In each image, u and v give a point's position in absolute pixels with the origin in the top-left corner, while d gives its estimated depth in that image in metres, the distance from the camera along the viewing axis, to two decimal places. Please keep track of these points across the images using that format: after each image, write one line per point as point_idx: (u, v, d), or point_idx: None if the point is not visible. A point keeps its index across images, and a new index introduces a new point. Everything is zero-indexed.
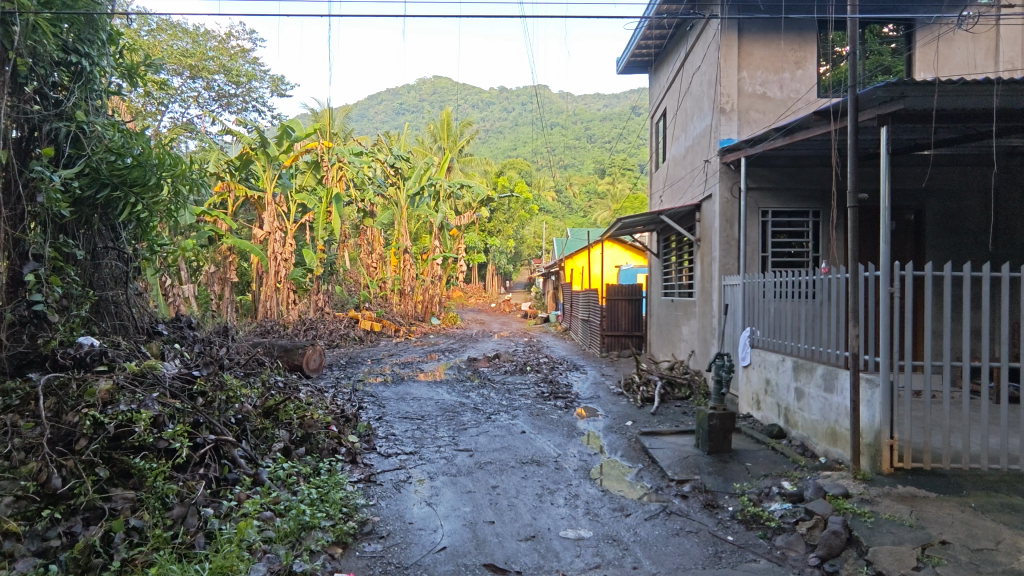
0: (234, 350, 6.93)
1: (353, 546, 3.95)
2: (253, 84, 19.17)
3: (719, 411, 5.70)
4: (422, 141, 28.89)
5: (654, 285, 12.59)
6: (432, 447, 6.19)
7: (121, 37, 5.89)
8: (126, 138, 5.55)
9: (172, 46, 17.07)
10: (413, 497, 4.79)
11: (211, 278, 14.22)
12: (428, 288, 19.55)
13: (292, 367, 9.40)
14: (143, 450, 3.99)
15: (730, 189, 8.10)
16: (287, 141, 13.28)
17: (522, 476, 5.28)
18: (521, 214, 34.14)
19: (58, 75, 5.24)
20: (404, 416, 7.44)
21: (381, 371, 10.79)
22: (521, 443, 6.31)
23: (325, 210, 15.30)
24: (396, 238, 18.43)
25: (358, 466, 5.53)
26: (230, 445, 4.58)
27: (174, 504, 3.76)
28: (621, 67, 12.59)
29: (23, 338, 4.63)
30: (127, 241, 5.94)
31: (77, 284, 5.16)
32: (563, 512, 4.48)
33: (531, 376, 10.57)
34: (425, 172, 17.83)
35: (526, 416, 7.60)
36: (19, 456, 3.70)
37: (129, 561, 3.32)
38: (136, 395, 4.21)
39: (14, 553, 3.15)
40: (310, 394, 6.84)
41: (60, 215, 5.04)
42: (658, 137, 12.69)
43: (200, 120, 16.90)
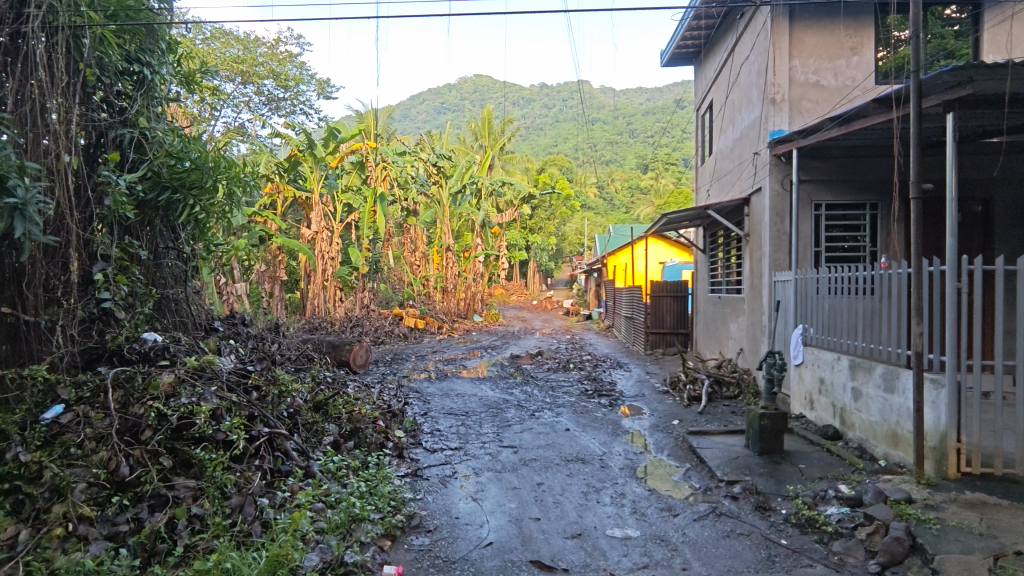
0: (285, 346, 7.14)
1: (401, 539, 4.01)
2: (301, 88, 19.68)
3: (770, 410, 5.53)
4: (463, 140, 29.12)
5: (700, 281, 12.34)
6: (477, 443, 6.23)
7: (181, 46, 6.17)
8: (184, 143, 5.83)
9: (224, 53, 17.68)
10: (459, 492, 4.83)
11: (262, 277, 14.69)
12: (470, 286, 19.73)
13: (340, 363, 9.65)
14: (203, 441, 4.17)
15: (781, 181, 7.84)
16: (334, 142, 13.58)
17: (568, 474, 5.26)
18: (562, 211, 34.03)
19: (122, 84, 5.52)
20: (449, 413, 7.52)
21: (425, 368, 10.93)
22: (565, 441, 6.27)
23: (370, 210, 15.81)
24: (438, 236, 18.68)
25: (405, 460, 5.62)
26: (283, 438, 4.73)
27: (232, 493, 3.92)
28: (665, 58, 12.38)
29: (93, 334, 4.86)
30: (186, 241, 6.24)
31: (141, 282, 5.38)
32: (609, 511, 4.44)
33: (574, 374, 10.51)
34: (467, 170, 17.96)
35: (570, 414, 7.56)
36: (90, 445, 3.86)
37: (192, 547, 3.50)
38: (195, 389, 4.44)
39: (88, 536, 3.38)
40: (358, 390, 6.99)
41: (124, 217, 5.31)
42: (704, 130, 12.39)
43: (251, 124, 17.48)
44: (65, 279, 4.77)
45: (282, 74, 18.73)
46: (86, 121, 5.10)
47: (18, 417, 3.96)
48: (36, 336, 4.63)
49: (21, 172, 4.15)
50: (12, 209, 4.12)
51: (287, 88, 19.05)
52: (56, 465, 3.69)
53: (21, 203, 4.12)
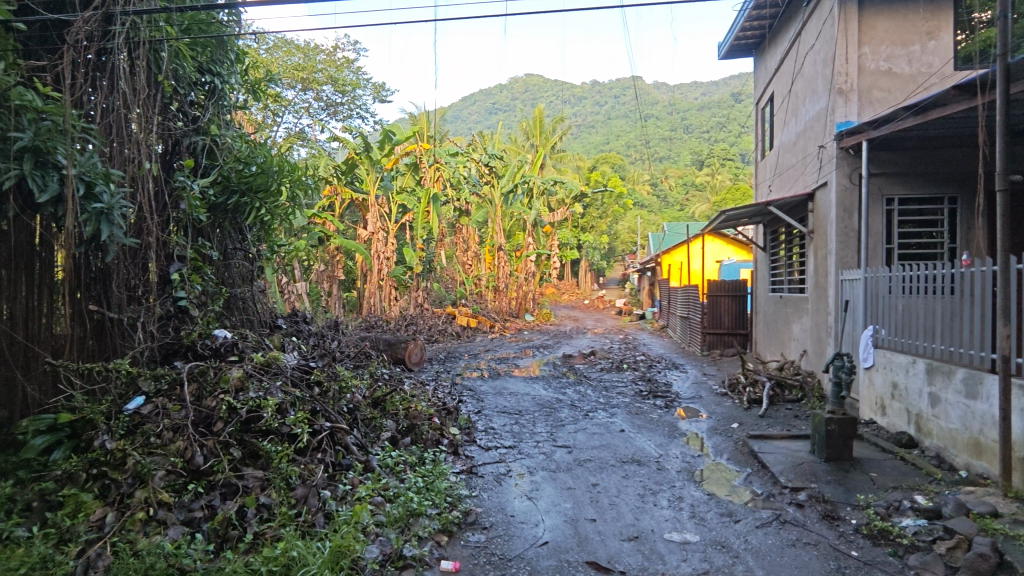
0: (344, 343, 7.37)
1: (458, 535, 4.06)
2: (357, 92, 20.22)
3: (838, 415, 5.27)
4: (514, 140, 29.19)
5: (760, 281, 11.93)
6: (531, 442, 6.24)
7: (247, 56, 6.48)
8: (251, 148, 6.19)
9: (287, 61, 18.41)
10: (514, 491, 4.85)
11: (321, 276, 15.17)
12: (522, 285, 19.76)
13: (396, 361, 9.87)
14: (270, 433, 4.36)
15: (849, 175, 7.47)
16: (389, 144, 13.89)
17: (623, 475, 5.19)
18: (614, 209, 33.60)
19: (195, 95, 5.89)
20: (502, 411, 7.56)
21: (478, 366, 11.03)
22: (620, 442, 6.20)
23: (424, 210, 16.10)
24: (490, 236, 18.85)
25: (460, 457, 5.69)
26: (343, 432, 4.87)
27: (297, 485, 4.07)
28: (723, 51, 12.07)
29: (169, 330, 5.19)
30: (252, 242, 6.57)
31: (212, 282, 5.76)
32: (667, 514, 4.36)
33: (628, 374, 10.37)
34: (518, 170, 18.04)
35: (624, 414, 7.47)
36: (168, 435, 4.07)
37: (260, 535, 3.66)
38: (262, 383, 4.66)
39: (167, 521, 3.59)
40: (414, 387, 7.13)
41: (197, 220, 5.66)
42: (764, 123, 11.96)
43: (311, 129, 18.12)
44: (145, 279, 5.08)
45: (340, 80, 19.33)
46: (164, 131, 5.42)
47: (104, 407, 4.24)
48: (120, 332, 4.99)
49: (106, 180, 4.47)
50: (99, 213, 4.45)
51: (345, 93, 19.64)
52: (137, 452, 3.92)
53: (108, 207, 4.46)
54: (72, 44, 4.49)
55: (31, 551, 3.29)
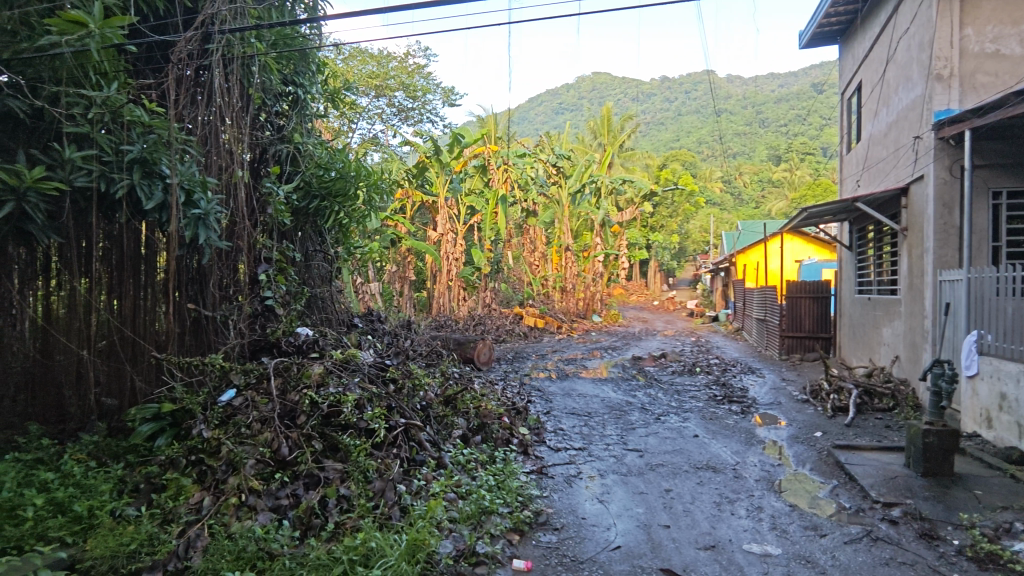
0: (417, 342, 7.59)
1: (529, 534, 4.09)
2: (428, 98, 20.73)
3: (937, 426, 4.89)
4: (582, 140, 28.97)
5: (845, 281, 11.25)
6: (601, 444, 6.18)
7: (327, 66, 6.81)
8: (330, 154, 6.56)
9: (361, 69, 19.13)
10: (585, 493, 4.82)
11: (393, 277, 15.65)
12: (589, 286, 19.60)
13: (465, 359, 10.05)
14: (349, 428, 4.55)
15: (948, 168, 6.92)
16: (459, 147, 14.16)
17: (698, 482, 5.04)
18: (686, 207, 32.70)
19: (281, 105, 6.28)
20: (572, 412, 7.53)
21: (546, 367, 11.05)
22: (694, 448, 6.02)
23: (492, 211, 16.31)
24: (558, 236, 18.85)
25: (530, 457, 5.72)
26: (417, 429, 4.99)
27: (374, 478, 4.21)
28: (803, 40, 11.53)
29: (257, 327, 5.48)
30: (330, 244, 6.96)
31: (295, 281, 6.07)
32: (746, 524, 4.19)
33: (701, 378, 10.05)
34: (586, 169, 17.94)
35: (698, 419, 7.25)
36: (257, 426, 4.32)
37: (341, 525, 3.82)
38: (341, 379, 4.89)
39: (257, 507, 3.82)
40: (484, 386, 7.23)
41: (282, 223, 6.02)
42: (850, 114, 11.29)
43: (384, 134, 18.76)
44: (235, 279, 5.43)
45: (411, 86, 19.89)
46: (254, 141, 5.78)
47: (201, 398, 4.56)
48: (213, 329, 5.36)
49: (203, 187, 4.82)
50: (197, 219, 4.79)
51: (416, 99, 20.18)
52: (230, 441, 4.18)
53: (204, 213, 4.80)
54: (177, 62, 4.83)
55: (139, 529, 3.58)
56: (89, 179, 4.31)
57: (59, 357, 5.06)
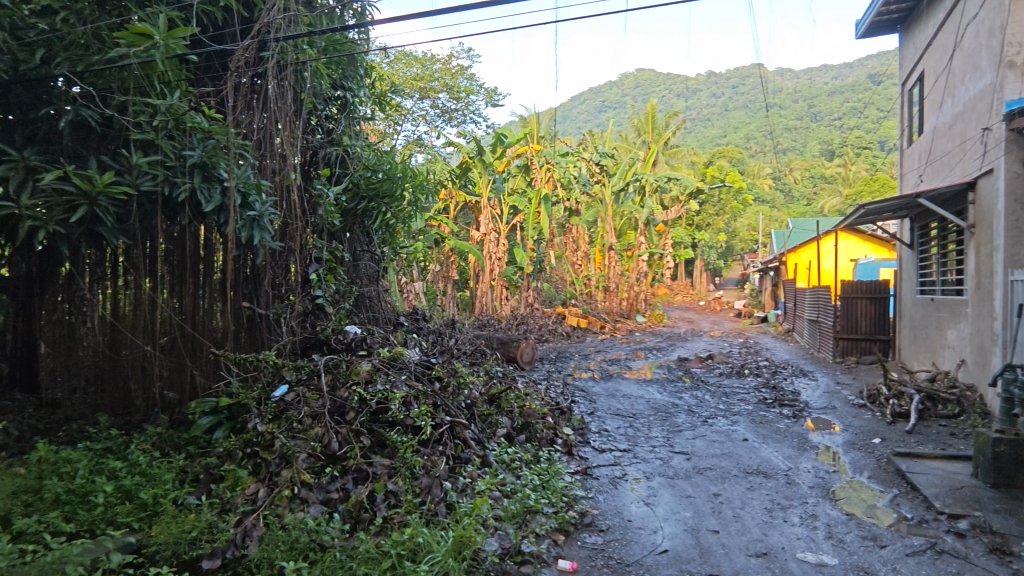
0: (461, 340, 7.67)
1: (575, 535, 4.07)
2: (471, 98, 20.89)
3: (1009, 435, 4.61)
4: (626, 137, 28.61)
5: (904, 281, 10.76)
6: (646, 446, 6.09)
7: (374, 70, 6.96)
8: (377, 156, 6.82)
9: (406, 72, 19.43)
10: (631, 495, 4.77)
11: (436, 276, 15.83)
12: (633, 285, 19.33)
13: (508, 359, 10.09)
14: (396, 425, 4.63)
15: (1021, 161, 6.53)
16: (502, 147, 14.23)
17: (748, 487, 4.91)
18: (733, 205, 31.88)
19: (331, 109, 6.46)
20: (616, 413, 7.45)
21: (589, 367, 10.98)
22: (744, 452, 5.87)
23: (535, 211, 16.32)
24: (601, 235, 18.70)
25: (574, 458, 5.69)
26: (462, 427, 5.04)
27: (421, 475, 4.27)
28: (859, 30, 11.09)
29: (308, 325, 5.68)
30: (377, 244, 7.12)
31: (344, 281, 6.23)
32: (800, 532, 4.05)
33: (750, 381, 9.77)
34: (630, 167, 17.76)
35: (747, 423, 7.05)
36: (308, 421, 4.46)
37: (389, 519, 3.89)
38: (389, 376, 5.00)
39: (308, 499, 3.93)
40: (527, 385, 7.24)
41: (331, 224, 6.22)
42: (912, 106, 10.78)
43: (428, 135, 19.03)
44: (288, 279, 5.60)
45: (454, 87, 20.09)
46: (305, 144, 5.95)
47: (256, 393, 4.73)
48: (267, 327, 5.50)
49: (258, 190, 5.00)
50: (252, 220, 4.97)
51: (459, 100, 20.37)
52: (283, 435, 4.31)
53: (259, 215, 4.97)
54: (234, 70, 5.03)
55: (200, 517, 3.74)
56: (154, 183, 4.54)
57: (125, 352, 5.31)
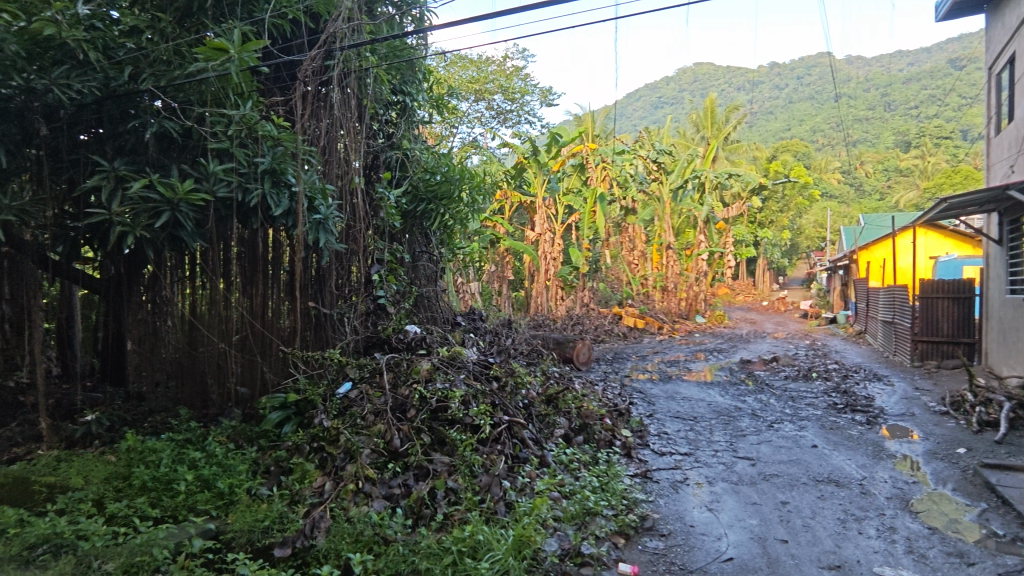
0: (518, 340, 7.71)
1: (635, 538, 4.01)
2: (526, 98, 20.93)
3: None
4: (684, 134, 27.92)
5: (992, 279, 10.00)
6: (708, 450, 5.93)
7: (432, 74, 7.09)
8: (435, 159, 6.97)
9: (462, 75, 19.67)
10: (693, 500, 4.65)
11: (492, 276, 15.97)
12: (692, 285, 18.83)
13: (564, 359, 10.05)
14: (456, 423, 4.70)
15: None
16: (557, 146, 14.21)
17: (818, 496, 4.69)
18: (799, 201, 30.56)
19: (391, 114, 6.65)
20: (675, 416, 7.29)
21: (647, 368, 10.78)
22: (813, 459, 5.61)
23: (590, 210, 16.16)
24: (658, 234, 18.36)
25: (633, 460, 5.60)
26: (520, 427, 5.08)
27: (481, 473, 4.33)
28: (939, 12, 10.41)
29: (370, 325, 5.83)
30: (435, 245, 7.25)
31: (404, 281, 6.38)
32: (876, 545, 3.85)
33: (818, 385, 9.32)
34: (689, 164, 17.36)
35: (817, 428, 6.74)
36: (371, 418, 4.58)
37: (449, 516, 3.97)
38: (448, 375, 5.09)
39: (372, 494, 4.04)
40: (584, 386, 7.19)
41: (392, 226, 6.39)
42: (1000, 91, 10.01)
43: (483, 137, 19.21)
44: (351, 279, 5.78)
45: (509, 88, 20.19)
46: (367, 149, 6.14)
47: (322, 390, 4.91)
48: (331, 326, 5.66)
49: (323, 195, 5.21)
50: (318, 224, 5.17)
51: (514, 101, 20.45)
52: (347, 431, 4.46)
53: (324, 218, 5.16)
54: (302, 79, 5.23)
55: (272, 507, 3.92)
56: (229, 189, 4.80)
57: (202, 349, 5.61)
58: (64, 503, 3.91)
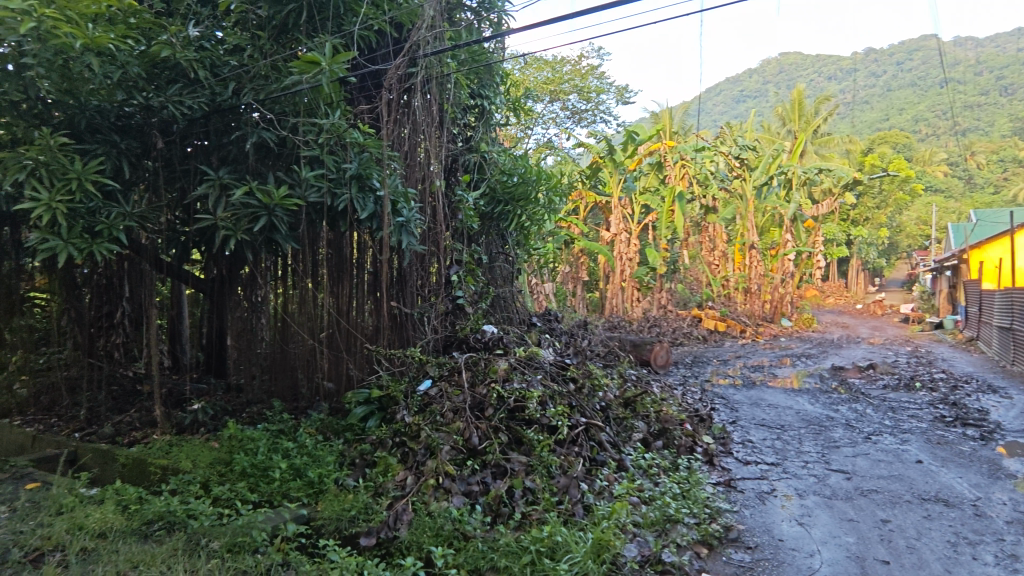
0: (594, 342, 7.63)
1: (719, 549, 3.87)
2: (601, 97, 20.71)
3: None
4: (769, 128, 26.59)
5: None
6: (798, 461, 5.61)
7: (509, 77, 7.17)
8: (512, 161, 7.05)
9: (537, 76, 19.71)
10: (781, 512, 4.42)
11: (566, 277, 15.93)
12: (778, 287, 17.89)
13: (641, 362, 9.85)
14: (533, 423, 4.73)
15: None
16: (633, 144, 13.97)
17: (924, 516, 4.33)
18: (898, 196, 28.30)
19: (469, 117, 6.80)
20: (761, 424, 6.95)
21: (729, 373, 10.34)
22: (918, 475, 5.19)
23: (668, 210, 15.63)
24: (741, 233, 17.59)
25: (716, 468, 5.39)
26: (597, 429, 5.04)
27: (558, 474, 4.35)
28: None
29: (449, 324, 5.96)
30: (512, 246, 7.33)
31: (482, 282, 6.48)
32: (995, 573, 3.50)
33: (922, 396, 8.58)
34: (775, 159, 16.52)
35: (922, 443, 6.21)
36: (450, 415, 4.67)
37: (527, 516, 4.00)
38: (525, 375, 5.12)
39: (451, 489, 4.14)
40: (663, 390, 7.01)
41: (469, 227, 6.51)
42: None
43: (558, 137, 19.16)
44: (429, 279, 5.94)
45: (585, 87, 20.06)
46: (447, 152, 6.30)
47: (404, 387, 5.08)
48: (412, 325, 5.83)
49: (405, 198, 5.39)
50: (401, 226, 5.36)
51: (589, 100, 20.29)
52: (428, 427, 4.57)
53: (406, 221, 5.35)
54: (388, 87, 5.43)
55: (358, 498, 4.07)
56: (320, 194, 5.07)
57: (294, 345, 5.96)
58: (175, 484, 4.30)
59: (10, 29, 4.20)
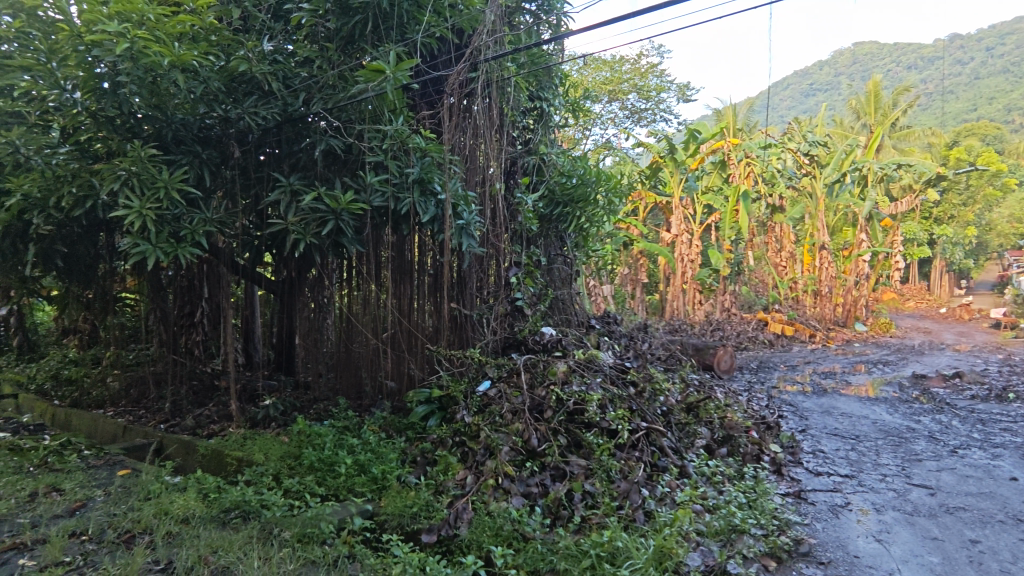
0: (654, 345, 7.48)
1: (789, 563, 3.71)
2: (662, 96, 20.31)
3: None
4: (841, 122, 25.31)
5: None
6: (874, 474, 5.30)
7: (569, 78, 7.17)
8: (572, 163, 7.04)
9: (596, 77, 19.52)
10: (857, 527, 4.19)
11: (625, 279, 15.71)
12: (851, 289, 16.98)
13: (704, 366, 9.58)
14: (593, 426, 4.70)
15: None
16: (695, 143, 13.60)
17: (1020, 538, 4.00)
18: (988, 192, 26.23)
19: (528, 120, 6.84)
20: (833, 433, 6.62)
21: (797, 379, 9.89)
22: (1012, 493, 4.79)
23: (732, 210, 15.06)
24: (811, 233, 16.81)
25: (784, 478, 5.17)
26: (658, 434, 4.95)
27: (618, 479, 4.30)
28: None
29: (508, 326, 6.00)
30: (570, 247, 7.30)
31: (541, 283, 6.48)
32: None
33: (1017, 408, 7.91)
34: (848, 155, 15.69)
35: (1016, 459, 5.72)
36: (509, 416, 4.69)
37: (587, 519, 3.97)
38: (584, 377, 5.09)
39: (511, 490, 4.16)
40: (727, 396, 6.79)
41: (529, 230, 6.51)
42: None
43: (617, 137, 18.93)
44: (489, 280, 6.00)
45: (644, 86, 19.76)
46: (507, 155, 6.36)
47: (464, 387, 5.15)
48: (471, 326, 5.90)
49: (466, 201, 5.47)
50: (461, 229, 5.44)
51: (649, 99, 19.97)
52: (487, 428, 4.62)
53: (466, 224, 5.42)
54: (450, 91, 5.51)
55: (420, 495, 4.13)
56: (384, 199, 5.23)
57: (358, 345, 6.16)
58: (250, 475, 4.54)
59: (107, 50, 4.61)
